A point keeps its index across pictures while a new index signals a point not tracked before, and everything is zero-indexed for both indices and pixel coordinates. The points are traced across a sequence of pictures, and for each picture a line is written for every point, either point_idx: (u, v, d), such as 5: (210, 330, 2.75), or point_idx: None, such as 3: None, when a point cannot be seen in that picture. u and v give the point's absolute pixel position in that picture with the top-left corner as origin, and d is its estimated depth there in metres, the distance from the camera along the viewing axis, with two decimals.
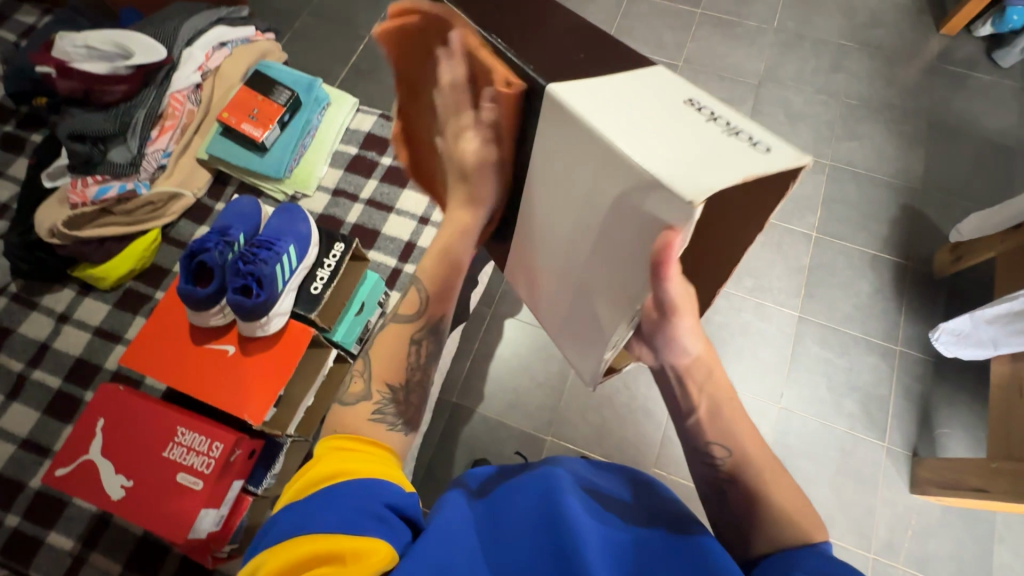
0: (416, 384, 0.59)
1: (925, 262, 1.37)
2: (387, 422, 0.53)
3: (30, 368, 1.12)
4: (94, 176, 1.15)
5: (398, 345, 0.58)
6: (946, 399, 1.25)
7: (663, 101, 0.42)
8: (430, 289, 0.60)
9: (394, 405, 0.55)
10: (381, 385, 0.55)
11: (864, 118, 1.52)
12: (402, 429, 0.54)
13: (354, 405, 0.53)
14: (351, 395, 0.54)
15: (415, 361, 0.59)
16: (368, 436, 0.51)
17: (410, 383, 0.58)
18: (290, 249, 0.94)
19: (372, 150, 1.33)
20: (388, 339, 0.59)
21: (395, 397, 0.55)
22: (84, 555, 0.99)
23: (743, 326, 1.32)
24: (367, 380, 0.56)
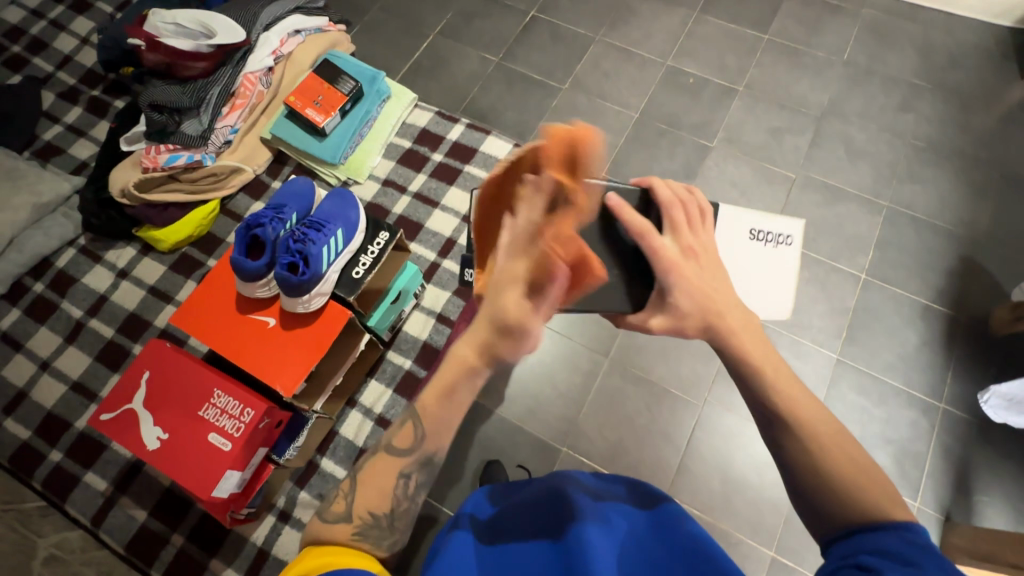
0: (405, 509, 0.59)
1: (981, 319, 1.30)
2: (369, 542, 0.56)
3: (88, 316, 1.20)
4: (166, 145, 1.23)
5: (388, 476, 0.59)
6: (988, 466, 1.18)
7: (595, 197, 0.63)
8: (424, 430, 0.59)
9: (378, 527, 0.57)
10: (362, 513, 0.57)
11: (929, 162, 1.46)
12: (387, 547, 0.57)
13: (332, 528, 0.56)
14: (330, 514, 0.58)
15: (404, 491, 0.60)
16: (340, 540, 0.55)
17: (396, 510, 0.58)
18: (338, 233, 0.98)
19: (424, 146, 1.36)
20: (379, 467, 0.60)
21: (377, 524, 0.57)
22: (115, 498, 1.05)
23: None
24: (348, 504, 0.58)
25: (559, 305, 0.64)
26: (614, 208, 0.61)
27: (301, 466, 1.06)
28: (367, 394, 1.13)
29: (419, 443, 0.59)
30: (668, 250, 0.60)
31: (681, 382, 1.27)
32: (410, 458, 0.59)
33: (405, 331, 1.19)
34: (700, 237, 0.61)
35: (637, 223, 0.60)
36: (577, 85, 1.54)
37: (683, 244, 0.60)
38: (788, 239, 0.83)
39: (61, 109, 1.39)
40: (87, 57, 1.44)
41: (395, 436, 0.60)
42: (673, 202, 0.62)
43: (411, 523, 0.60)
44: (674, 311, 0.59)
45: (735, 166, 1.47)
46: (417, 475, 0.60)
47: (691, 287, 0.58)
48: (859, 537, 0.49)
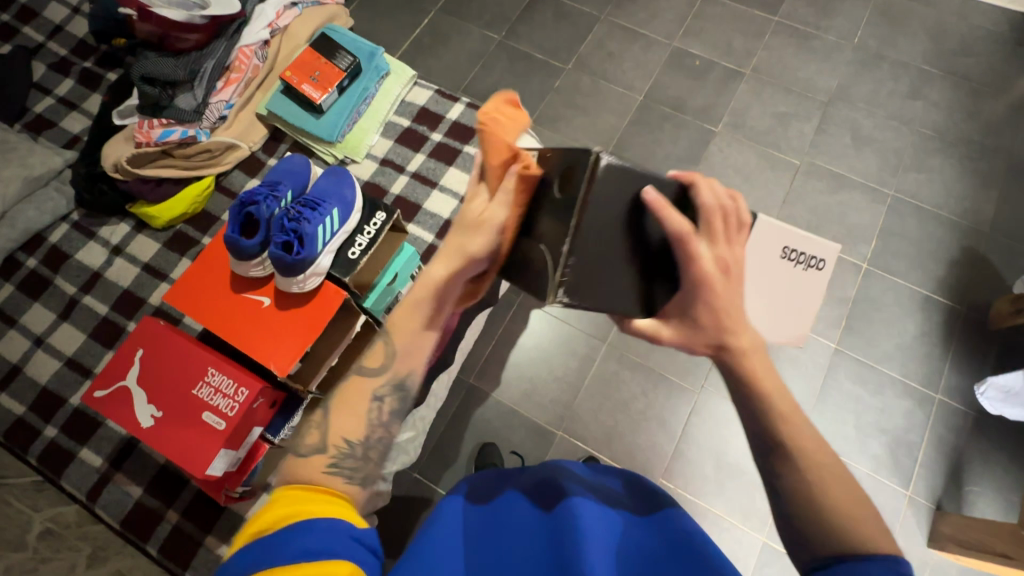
0: (378, 436, 0.60)
1: (982, 311, 1.29)
2: (344, 475, 0.56)
3: (82, 293, 1.19)
4: (160, 119, 1.20)
5: (360, 401, 0.60)
6: (981, 457, 1.18)
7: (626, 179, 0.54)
8: (395, 350, 0.61)
9: (352, 458, 0.57)
10: (336, 440, 0.57)
11: (936, 151, 1.43)
12: (361, 481, 0.57)
13: (308, 459, 0.56)
14: (304, 447, 0.57)
15: (377, 417, 0.60)
16: (315, 478, 0.54)
17: (370, 438, 0.59)
18: (334, 213, 0.96)
19: (423, 125, 1.34)
20: (352, 391, 0.61)
21: (352, 452, 0.57)
22: (110, 474, 1.05)
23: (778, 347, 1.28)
24: (324, 433, 0.58)
25: (561, 293, 0.53)
26: (652, 206, 0.53)
27: (296, 447, 1.06)
28: None
29: (390, 367, 0.61)
30: (704, 267, 0.54)
31: (678, 369, 1.27)
32: (384, 374, 0.60)
33: None
34: (733, 252, 0.56)
35: (678, 225, 0.53)
36: (580, 65, 1.50)
37: (719, 258, 0.55)
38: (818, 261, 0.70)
39: (53, 80, 1.36)
40: (78, 27, 1.40)
41: (366, 355, 0.61)
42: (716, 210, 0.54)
43: (384, 459, 0.60)
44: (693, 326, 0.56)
45: (739, 151, 1.44)
46: (391, 399, 0.61)
47: (716, 306, 0.55)
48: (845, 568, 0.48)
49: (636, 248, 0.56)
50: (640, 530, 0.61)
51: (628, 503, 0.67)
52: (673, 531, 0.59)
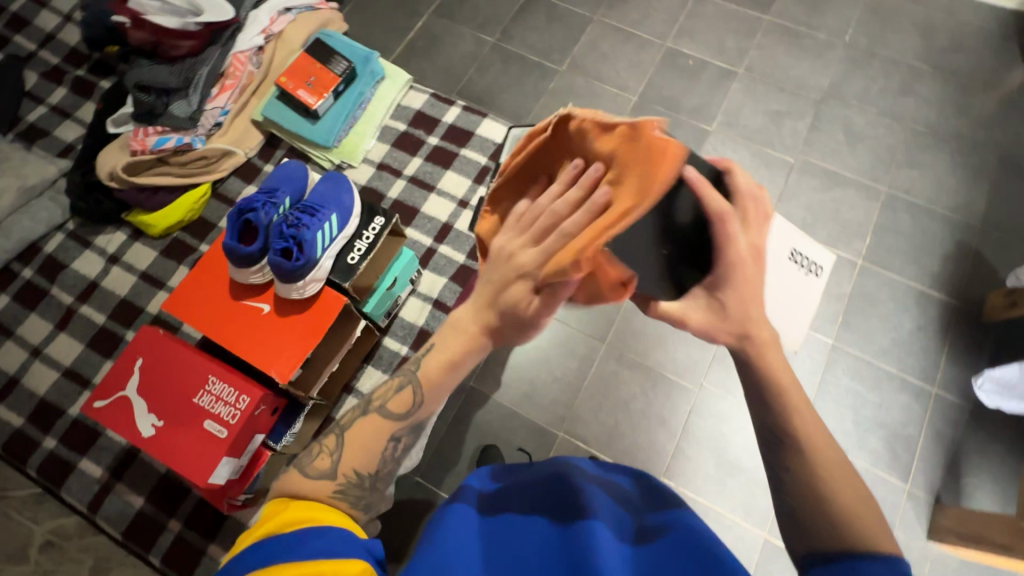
0: (387, 471, 0.59)
1: (976, 304, 1.30)
2: (349, 502, 0.55)
3: (78, 303, 1.18)
4: (155, 126, 1.20)
5: (376, 437, 0.58)
6: (978, 449, 1.20)
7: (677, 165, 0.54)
8: (424, 393, 0.59)
9: (360, 487, 0.55)
10: (347, 470, 0.55)
11: (928, 146, 1.44)
12: (364, 508, 0.56)
13: (314, 480, 0.54)
14: (314, 470, 0.55)
15: (393, 454, 0.59)
16: (318, 497, 0.53)
17: (381, 471, 0.58)
18: (332, 218, 0.96)
19: (420, 129, 1.34)
20: (364, 428, 0.58)
21: (360, 484, 0.55)
22: (111, 485, 1.04)
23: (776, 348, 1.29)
24: (333, 460, 0.56)
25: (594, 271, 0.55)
26: (693, 184, 0.54)
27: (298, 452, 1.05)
28: (365, 380, 1.12)
29: (416, 410, 0.59)
30: (737, 250, 0.56)
31: (678, 368, 1.27)
32: (402, 422, 0.58)
33: (401, 317, 1.18)
34: (762, 239, 0.58)
35: (718, 204, 0.54)
36: (574, 66, 1.51)
37: (751, 243, 0.57)
38: (819, 270, 0.95)
39: (45, 89, 1.35)
40: (70, 35, 1.40)
41: (393, 400, 0.59)
42: (752, 196, 0.58)
43: (388, 482, 0.59)
44: (720, 309, 0.57)
45: (734, 150, 1.45)
46: (406, 439, 0.61)
47: (745, 294, 0.57)
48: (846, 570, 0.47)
49: (670, 223, 0.58)
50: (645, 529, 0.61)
51: (634, 501, 0.68)
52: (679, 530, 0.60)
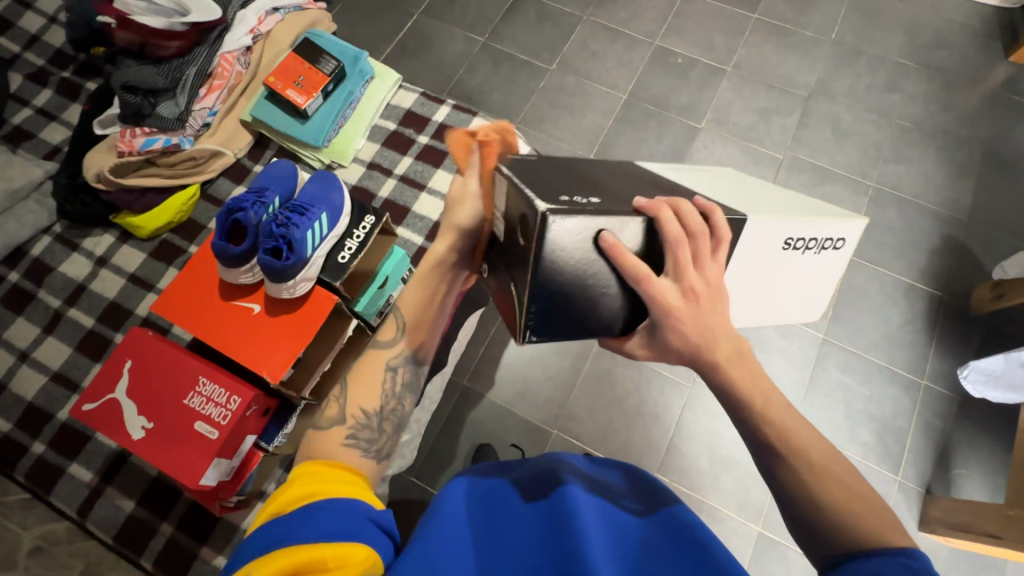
0: (393, 408, 0.62)
1: (963, 297, 1.32)
2: (360, 447, 0.57)
3: (66, 306, 1.17)
4: (142, 127, 1.18)
5: (375, 371, 0.63)
6: (967, 440, 1.21)
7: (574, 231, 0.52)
8: (405, 321, 0.66)
9: (368, 429, 0.59)
10: (355, 411, 0.59)
11: (915, 142, 1.46)
12: (376, 453, 0.58)
13: (327, 428, 0.57)
14: (325, 419, 0.58)
15: (392, 388, 0.63)
16: (331, 454, 0.55)
17: (385, 410, 0.61)
18: (322, 217, 0.96)
19: (410, 128, 1.34)
20: (368, 365, 0.64)
21: (367, 423, 0.59)
22: (101, 489, 1.03)
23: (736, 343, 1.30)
24: (341, 406, 0.59)
25: (529, 336, 0.55)
26: (607, 250, 0.52)
27: (291, 453, 1.05)
28: None
29: (401, 334, 0.65)
30: (669, 297, 0.52)
31: (670, 364, 1.28)
32: (392, 350, 0.64)
33: None
34: (705, 276, 0.53)
35: (637, 267, 0.51)
36: (565, 65, 1.52)
37: (683, 287, 0.53)
38: (839, 241, 0.77)
39: (30, 91, 1.34)
40: (56, 37, 1.38)
41: (381, 330, 0.66)
42: (681, 241, 0.52)
43: (398, 431, 0.62)
44: (661, 345, 0.56)
45: (723, 147, 1.46)
46: (405, 370, 0.65)
47: (688, 332, 0.53)
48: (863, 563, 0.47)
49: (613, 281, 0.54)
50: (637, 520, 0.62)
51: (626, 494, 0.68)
52: (670, 520, 0.60)
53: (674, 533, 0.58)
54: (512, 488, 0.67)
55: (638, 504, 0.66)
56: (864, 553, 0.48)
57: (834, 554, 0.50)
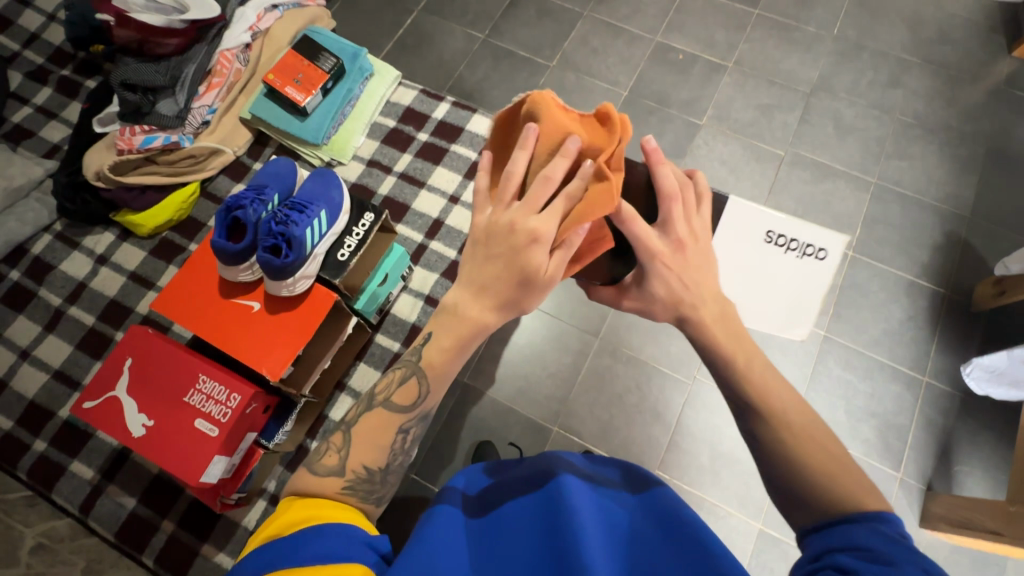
0: (397, 463, 0.60)
1: (965, 294, 1.31)
2: (360, 495, 0.55)
3: (67, 304, 1.17)
4: (141, 125, 1.18)
5: (386, 433, 0.59)
6: (968, 437, 1.21)
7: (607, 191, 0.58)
8: (429, 385, 0.60)
9: (371, 480, 0.57)
10: (356, 466, 0.56)
11: (918, 137, 1.45)
12: (376, 502, 0.57)
13: (324, 479, 0.55)
14: (321, 468, 0.55)
15: (399, 447, 0.60)
16: (329, 496, 0.53)
17: (391, 465, 0.59)
18: (321, 215, 0.96)
19: (410, 125, 1.33)
20: (367, 426, 0.59)
21: (370, 480, 0.56)
22: (102, 486, 1.04)
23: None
24: (342, 457, 0.56)
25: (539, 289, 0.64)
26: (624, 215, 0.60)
27: (291, 451, 1.05)
28: (357, 377, 1.12)
29: (422, 400, 0.60)
30: (658, 246, 0.62)
31: (671, 361, 1.27)
32: (413, 413, 0.60)
33: (393, 314, 1.18)
34: (691, 228, 0.64)
35: (640, 228, 0.61)
36: (565, 62, 1.51)
37: (672, 238, 0.63)
38: (821, 251, 0.97)
39: (30, 89, 1.34)
40: (55, 34, 1.38)
41: (396, 392, 0.60)
42: (674, 195, 0.62)
43: (399, 475, 0.60)
44: (646, 296, 0.64)
45: (724, 144, 1.45)
46: (414, 430, 0.62)
47: (669, 280, 0.63)
48: (840, 533, 0.47)
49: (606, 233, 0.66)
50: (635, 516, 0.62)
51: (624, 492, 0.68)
52: (667, 513, 0.60)
53: (670, 527, 0.58)
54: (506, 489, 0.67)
55: (634, 498, 0.66)
56: (846, 519, 0.48)
57: (817, 522, 0.51)
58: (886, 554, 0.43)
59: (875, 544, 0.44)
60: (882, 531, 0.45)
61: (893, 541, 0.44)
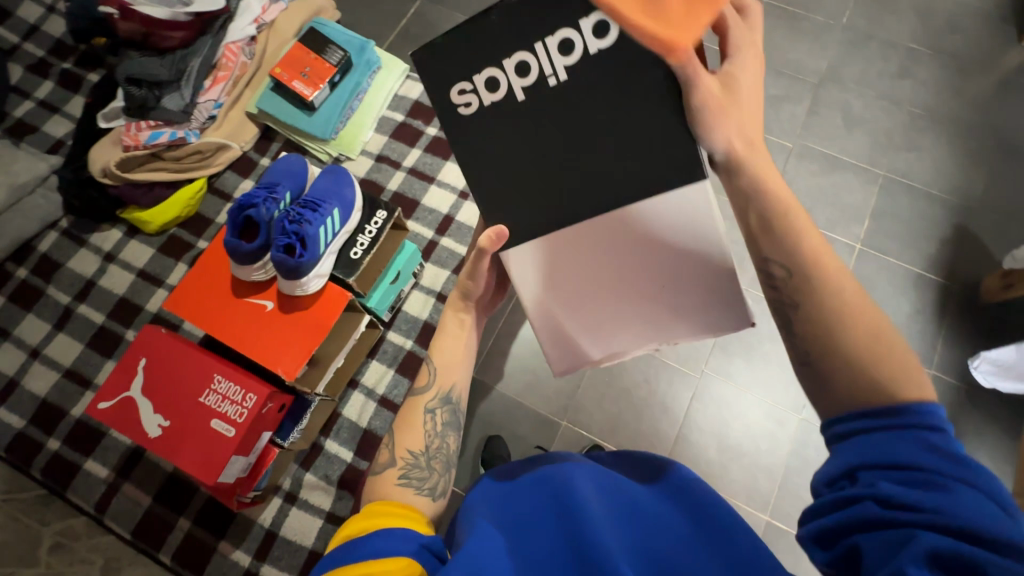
0: (438, 447, 0.65)
1: (973, 287, 1.31)
2: (413, 486, 0.59)
3: (76, 302, 1.16)
4: (148, 121, 1.16)
5: (416, 414, 0.66)
6: (975, 429, 1.21)
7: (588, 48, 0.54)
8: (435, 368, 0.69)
9: (418, 468, 0.61)
10: (404, 454, 0.62)
11: (926, 129, 1.44)
12: (429, 491, 0.60)
13: (382, 472, 0.60)
14: (379, 466, 0.62)
15: (433, 428, 0.65)
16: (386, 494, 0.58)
17: (431, 449, 0.64)
18: (335, 213, 0.95)
19: (418, 119, 1.31)
20: (408, 413, 0.66)
21: (417, 463, 0.61)
22: (118, 484, 1.04)
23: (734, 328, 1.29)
24: (390, 450, 0.62)
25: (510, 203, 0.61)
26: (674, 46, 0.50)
27: (305, 449, 1.05)
28: (369, 374, 1.11)
29: (433, 380, 0.67)
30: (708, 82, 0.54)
31: (680, 355, 1.28)
32: (430, 393, 0.66)
33: (405, 311, 1.17)
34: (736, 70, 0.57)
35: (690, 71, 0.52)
36: None
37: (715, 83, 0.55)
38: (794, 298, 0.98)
39: (32, 83, 1.32)
40: (55, 26, 1.35)
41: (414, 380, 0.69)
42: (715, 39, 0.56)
43: (448, 467, 0.64)
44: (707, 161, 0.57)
45: None
46: (442, 411, 0.67)
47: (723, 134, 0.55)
48: (876, 436, 0.45)
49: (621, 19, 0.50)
50: (654, 502, 0.61)
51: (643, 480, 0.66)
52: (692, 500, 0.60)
53: (696, 519, 0.58)
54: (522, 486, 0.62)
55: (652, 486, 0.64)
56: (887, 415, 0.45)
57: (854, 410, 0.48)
58: (939, 477, 0.41)
59: (925, 464, 0.42)
60: (926, 441, 0.43)
61: (941, 455, 0.42)
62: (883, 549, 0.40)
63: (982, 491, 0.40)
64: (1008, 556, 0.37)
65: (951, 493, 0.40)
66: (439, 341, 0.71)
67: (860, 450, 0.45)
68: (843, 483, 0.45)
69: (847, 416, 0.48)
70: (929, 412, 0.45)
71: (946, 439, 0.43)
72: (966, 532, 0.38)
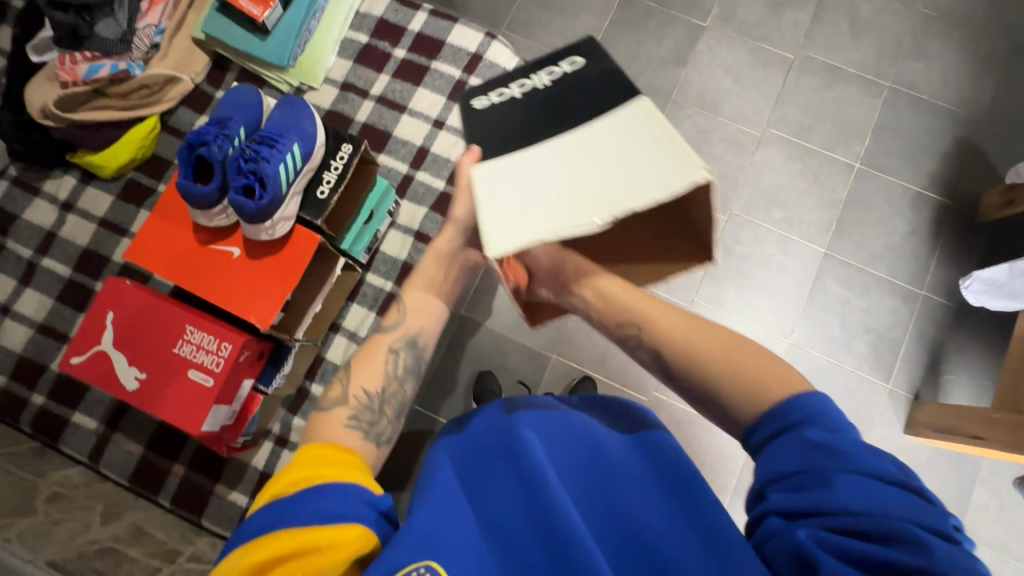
0: (394, 391, 0.63)
1: (971, 204, 1.26)
2: (361, 428, 0.58)
3: (39, 256, 1.11)
4: (84, 52, 1.05)
5: (378, 352, 0.65)
6: (959, 348, 1.21)
7: (656, 147, 0.53)
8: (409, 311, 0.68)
9: (369, 410, 0.60)
10: (358, 392, 0.60)
11: (938, 34, 1.33)
12: (376, 437, 0.59)
13: (331, 409, 0.58)
14: (327, 401, 0.59)
15: (393, 369, 0.64)
16: (334, 440, 0.55)
17: (385, 393, 0.62)
18: (294, 148, 0.88)
19: (384, 40, 1.20)
20: (370, 349, 0.65)
21: (369, 405, 0.60)
22: (108, 436, 1.05)
23: (725, 257, 1.27)
24: (344, 387, 0.61)
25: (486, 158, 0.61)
26: None
27: (291, 393, 1.05)
28: (350, 318, 1.08)
29: (404, 320, 0.67)
30: None
31: (669, 286, 1.25)
32: (397, 332, 0.66)
33: (383, 251, 1.12)
34: None
35: None
36: None
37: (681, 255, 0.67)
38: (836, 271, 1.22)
39: None
40: None
41: (384, 317, 0.68)
42: None
43: (398, 415, 0.63)
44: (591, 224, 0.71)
45: (729, 49, 1.33)
46: (404, 352, 0.66)
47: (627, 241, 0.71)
48: (778, 448, 0.45)
49: None
50: (621, 453, 0.57)
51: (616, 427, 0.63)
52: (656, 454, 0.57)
53: (672, 493, 0.53)
54: (487, 446, 0.57)
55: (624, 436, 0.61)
56: (783, 422, 0.47)
57: (764, 420, 0.48)
58: (816, 472, 0.42)
59: (805, 466, 0.43)
60: (808, 442, 0.44)
61: (823, 452, 0.42)
62: (782, 555, 0.41)
63: (860, 473, 0.41)
64: (889, 544, 0.38)
65: (830, 487, 0.41)
66: (411, 282, 0.71)
67: (761, 466, 0.46)
68: (757, 500, 0.46)
69: (759, 426, 0.49)
70: (809, 408, 0.46)
71: (827, 434, 0.44)
72: (847, 523, 0.39)
